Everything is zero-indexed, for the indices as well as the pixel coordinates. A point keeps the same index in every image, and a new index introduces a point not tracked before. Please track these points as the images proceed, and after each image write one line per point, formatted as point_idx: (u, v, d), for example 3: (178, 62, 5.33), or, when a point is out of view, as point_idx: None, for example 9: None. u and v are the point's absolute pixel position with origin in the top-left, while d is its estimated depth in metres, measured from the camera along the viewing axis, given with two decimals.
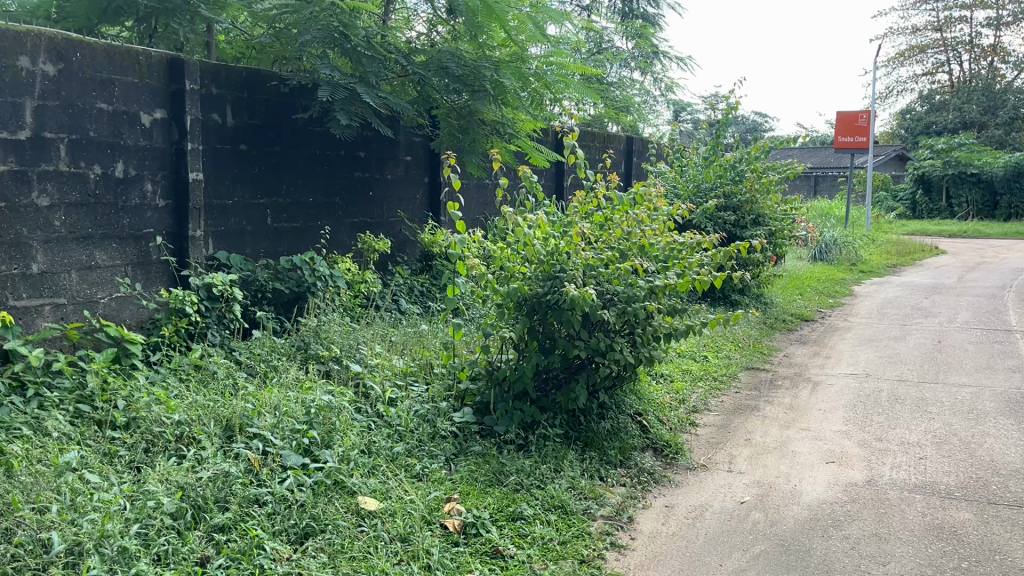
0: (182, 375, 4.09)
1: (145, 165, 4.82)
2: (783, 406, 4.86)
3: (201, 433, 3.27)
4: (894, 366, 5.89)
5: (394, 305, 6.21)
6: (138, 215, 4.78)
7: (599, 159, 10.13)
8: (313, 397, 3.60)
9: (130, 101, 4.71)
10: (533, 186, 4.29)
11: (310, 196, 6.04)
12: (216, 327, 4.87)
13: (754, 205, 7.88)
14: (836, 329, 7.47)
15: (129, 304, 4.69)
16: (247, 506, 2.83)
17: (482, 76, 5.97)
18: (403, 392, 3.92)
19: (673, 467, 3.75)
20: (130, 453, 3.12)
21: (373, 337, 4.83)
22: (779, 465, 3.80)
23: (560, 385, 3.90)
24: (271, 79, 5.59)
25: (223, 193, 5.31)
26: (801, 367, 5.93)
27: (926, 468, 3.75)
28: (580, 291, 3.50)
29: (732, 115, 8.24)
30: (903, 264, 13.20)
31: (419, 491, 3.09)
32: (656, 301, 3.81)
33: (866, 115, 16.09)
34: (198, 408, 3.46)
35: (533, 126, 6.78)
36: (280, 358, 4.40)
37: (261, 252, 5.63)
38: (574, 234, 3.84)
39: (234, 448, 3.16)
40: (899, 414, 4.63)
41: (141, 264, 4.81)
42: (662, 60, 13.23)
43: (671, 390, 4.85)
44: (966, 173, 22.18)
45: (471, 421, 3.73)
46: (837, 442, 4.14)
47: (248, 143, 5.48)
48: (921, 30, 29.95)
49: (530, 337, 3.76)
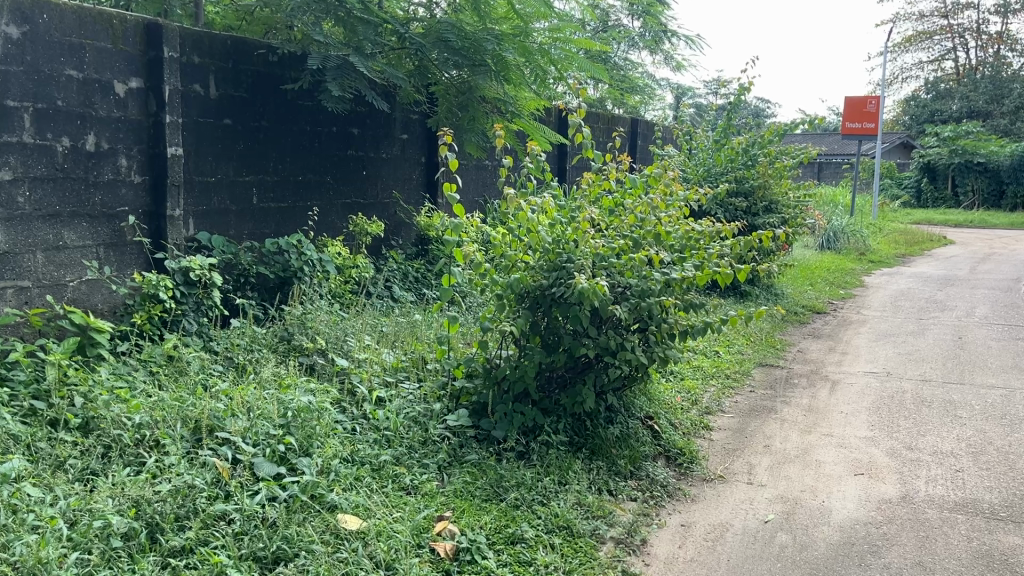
0: (152, 368, 3.75)
1: (119, 139, 4.45)
2: (801, 407, 4.53)
3: (165, 437, 2.94)
4: (916, 364, 5.56)
5: (387, 292, 5.86)
6: (111, 192, 4.42)
7: (604, 141, 9.76)
8: (293, 396, 3.24)
9: (103, 68, 4.34)
10: (538, 167, 3.92)
11: (299, 174, 5.66)
12: (194, 314, 4.49)
13: (767, 190, 7.52)
14: (850, 322, 7.14)
15: (100, 289, 4.34)
16: (211, 525, 2.51)
17: (484, 50, 5.59)
18: (392, 392, 3.57)
19: (687, 479, 3.42)
20: (83, 459, 2.78)
21: (363, 328, 4.48)
22: (803, 477, 3.47)
23: (564, 385, 3.55)
24: (258, 48, 5.21)
25: (206, 169, 4.94)
26: (817, 363, 5.60)
27: (966, 483, 3.42)
28: (589, 284, 3.15)
29: (745, 97, 7.85)
30: (911, 254, 12.88)
31: (408, 508, 2.76)
32: (672, 295, 3.46)
33: (874, 101, 15.67)
34: (164, 407, 3.12)
35: (536, 104, 6.40)
36: (261, 352, 4.06)
37: (245, 234, 5.27)
38: (583, 220, 3.46)
39: (200, 456, 2.82)
40: (927, 419, 4.29)
41: (114, 245, 4.45)
42: (670, 40, 12.77)
43: (683, 390, 4.51)
44: (973, 162, 21.76)
45: (467, 425, 3.38)
46: (863, 450, 3.81)
47: (233, 117, 5.10)
48: (927, 16, 29.46)
49: (533, 333, 3.41)
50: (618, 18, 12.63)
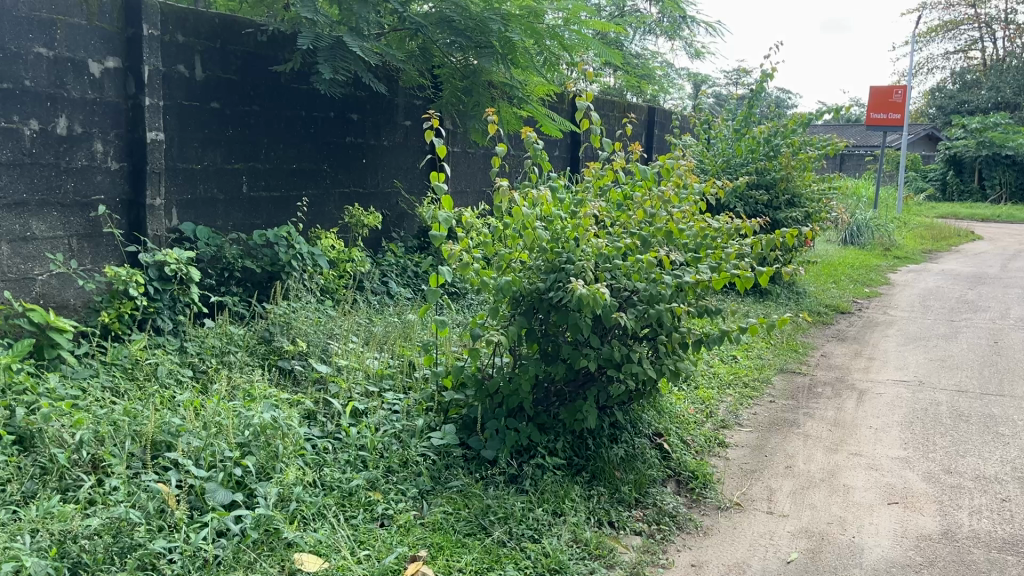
0: (115, 372, 3.43)
1: (94, 122, 4.11)
2: (826, 420, 4.15)
3: (109, 456, 2.61)
4: (949, 371, 5.16)
5: (382, 288, 5.52)
6: (85, 179, 4.09)
7: (618, 131, 9.36)
8: (257, 411, 2.89)
9: (76, 46, 4.01)
10: (539, 155, 3.52)
11: (292, 161, 5.31)
12: (169, 312, 4.15)
13: (789, 183, 7.12)
14: (876, 324, 6.72)
15: (69, 284, 4.01)
16: (148, 566, 2.18)
17: (489, 30, 5.16)
18: (373, 404, 3.23)
19: (699, 507, 3.06)
20: (13, 483, 2.46)
21: (349, 328, 4.13)
22: (829, 506, 3.09)
23: (565, 399, 3.19)
24: (247, 26, 4.86)
25: (190, 155, 4.61)
26: (843, 369, 5.21)
27: (1015, 516, 3.02)
28: (589, 290, 2.79)
29: (768, 84, 7.32)
30: (938, 250, 12.41)
31: (377, 546, 2.41)
32: (685, 300, 3.09)
33: (900, 90, 15.10)
34: (113, 422, 2.79)
35: (545, 89, 6.02)
36: (237, 356, 3.73)
37: (233, 224, 4.93)
38: (586, 216, 3.09)
39: (144, 482, 2.49)
40: (967, 438, 3.90)
41: (88, 236, 4.12)
42: (689, 25, 12.28)
43: (697, 401, 4.14)
44: (1001, 155, 21.19)
45: (454, 444, 3.03)
46: (897, 474, 3.43)
47: (221, 101, 4.76)
48: (955, 5, 28.71)
49: (529, 341, 3.06)
50: (635, 4, 12.21)
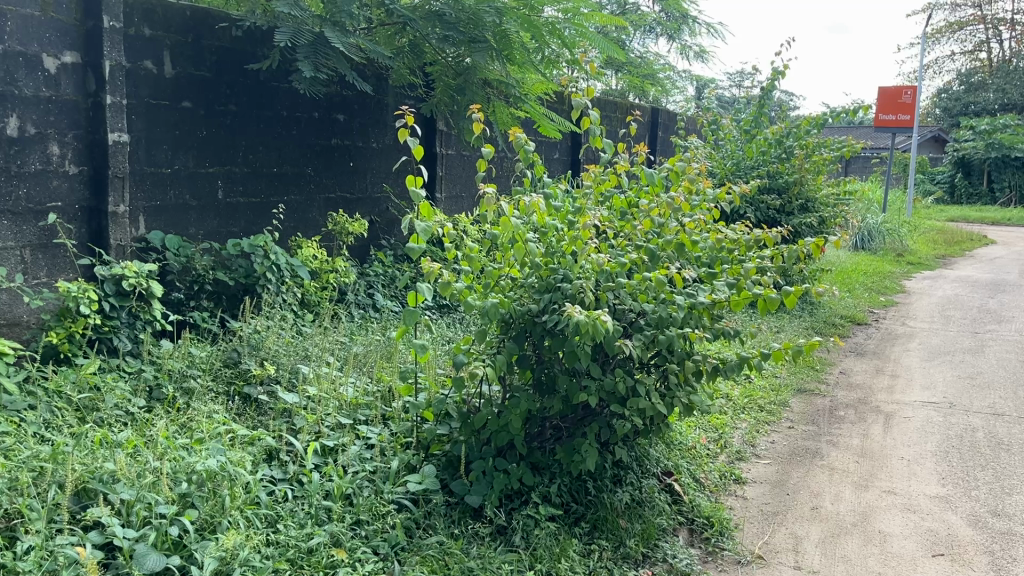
0: (54, 403, 3.03)
1: (50, 122, 3.73)
2: (851, 450, 3.75)
3: (25, 510, 2.20)
4: (981, 391, 4.75)
5: (368, 300, 5.15)
6: (39, 184, 3.70)
7: (620, 132, 8.96)
8: (206, 454, 2.49)
9: (28, 39, 3.62)
10: (531, 158, 3.09)
11: (273, 165, 4.93)
12: (128, 331, 3.74)
13: (803, 187, 6.74)
14: (896, 336, 6.32)
15: (17, 300, 3.57)
16: None
17: (483, 23, 4.76)
18: (345, 440, 2.83)
19: (715, 561, 2.68)
20: None
21: (325, 348, 3.75)
22: (864, 558, 2.70)
23: (562, 435, 2.81)
24: (222, 20, 4.47)
25: (159, 159, 4.22)
26: (865, 389, 4.82)
27: None
28: (589, 316, 2.39)
29: (779, 83, 6.91)
30: (953, 256, 11.97)
31: None
32: (698, 324, 2.70)
33: (909, 90, 14.64)
34: (36, 467, 2.39)
35: (543, 87, 5.59)
36: (199, 382, 3.34)
37: (206, 232, 4.54)
38: (584, 227, 2.68)
39: (62, 545, 2.09)
40: (1012, 471, 3.49)
41: (43, 247, 3.73)
42: (693, 25, 11.84)
43: (710, 429, 3.76)
44: (1010, 157, 20.70)
45: (435, 488, 2.64)
46: (938, 517, 3.03)
47: (193, 100, 4.37)
48: (961, 6, 28.24)
49: (522, 368, 2.67)
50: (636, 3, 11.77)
